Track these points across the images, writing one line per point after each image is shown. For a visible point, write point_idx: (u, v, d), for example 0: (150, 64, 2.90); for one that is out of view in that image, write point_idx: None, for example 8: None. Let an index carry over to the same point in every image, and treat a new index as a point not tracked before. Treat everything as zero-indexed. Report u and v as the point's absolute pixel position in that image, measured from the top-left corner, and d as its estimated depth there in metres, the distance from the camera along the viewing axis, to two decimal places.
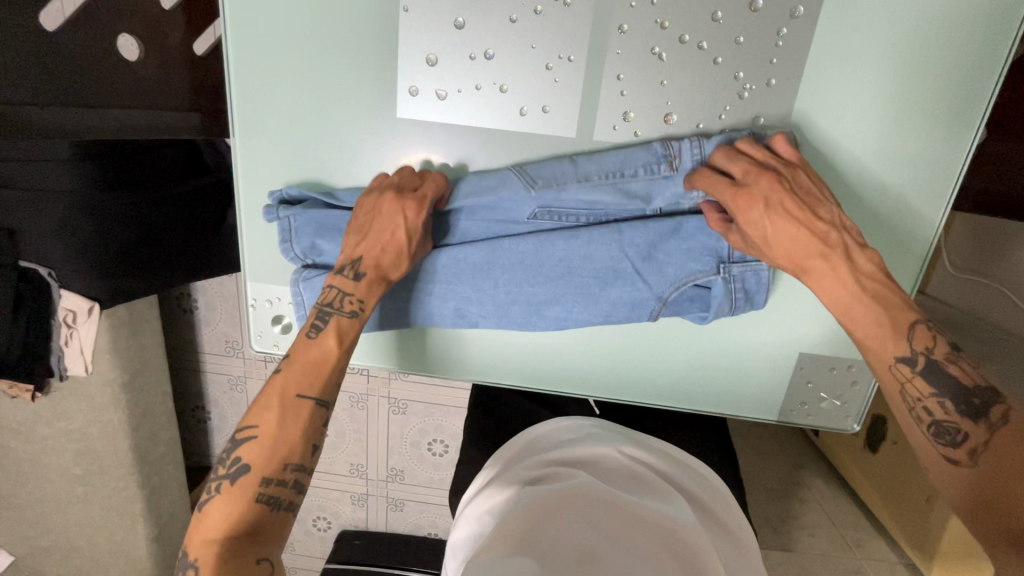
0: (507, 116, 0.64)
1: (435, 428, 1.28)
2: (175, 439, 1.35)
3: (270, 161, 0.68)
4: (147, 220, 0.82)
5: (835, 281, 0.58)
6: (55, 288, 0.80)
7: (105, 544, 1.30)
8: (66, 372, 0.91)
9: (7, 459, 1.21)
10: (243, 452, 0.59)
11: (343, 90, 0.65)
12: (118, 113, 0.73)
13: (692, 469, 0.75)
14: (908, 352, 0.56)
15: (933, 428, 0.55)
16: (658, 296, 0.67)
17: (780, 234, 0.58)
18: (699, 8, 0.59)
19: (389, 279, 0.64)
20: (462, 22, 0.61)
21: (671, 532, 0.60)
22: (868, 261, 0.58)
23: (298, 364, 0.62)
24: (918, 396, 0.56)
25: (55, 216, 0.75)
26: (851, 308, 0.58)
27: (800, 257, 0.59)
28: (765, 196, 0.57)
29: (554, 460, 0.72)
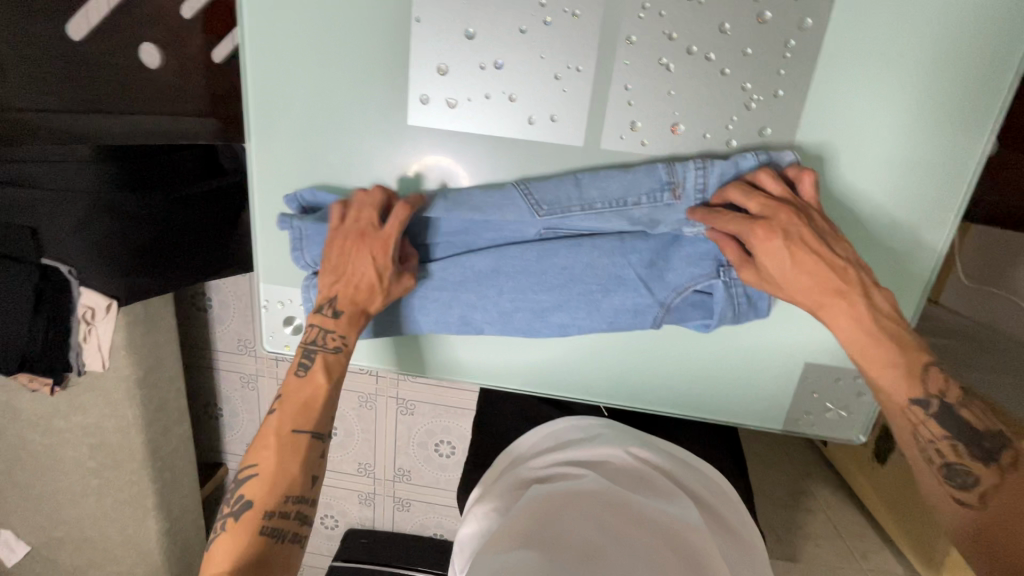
0: (516, 124, 0.65)
1: (442, 430, 1.30)
2: (187, 435, 1.38)
3: (283, 164, 0.70)
4: (169, 220, 0.84)
5: (850, 316, 0.58)
6: (77, 284, 0.83)
7: (118, 535, 1.34)
8: (83, 368, 0.92)
9: (26, 451, 1.25)
10: (246, 488, 0.61)
11: (355, 96, 0.66)
12: (137, 117, 0.77)
13: (702, 473, 0.78)
14: (923, 397, 0.57)
15: (946, 470, 0.57)
16: (661, 302, 0.67)
17: (797, 269, 0.58)
18: (708, 20, 0.59)
19: (369, 313, 0.66)
20: (472, 32, 0.62)
21: (675, 533, 0.63)
22: (883, 300, 0.59)
23: (292, 401, 0.65)
24: (930, 439, 0.57)
25: (76, 216, 0.76)
26: (868, 347, 0.58)
27: (815, 294, 0.59)
28: (785, 231, 0.57)
29: (562, 460, 0.75)
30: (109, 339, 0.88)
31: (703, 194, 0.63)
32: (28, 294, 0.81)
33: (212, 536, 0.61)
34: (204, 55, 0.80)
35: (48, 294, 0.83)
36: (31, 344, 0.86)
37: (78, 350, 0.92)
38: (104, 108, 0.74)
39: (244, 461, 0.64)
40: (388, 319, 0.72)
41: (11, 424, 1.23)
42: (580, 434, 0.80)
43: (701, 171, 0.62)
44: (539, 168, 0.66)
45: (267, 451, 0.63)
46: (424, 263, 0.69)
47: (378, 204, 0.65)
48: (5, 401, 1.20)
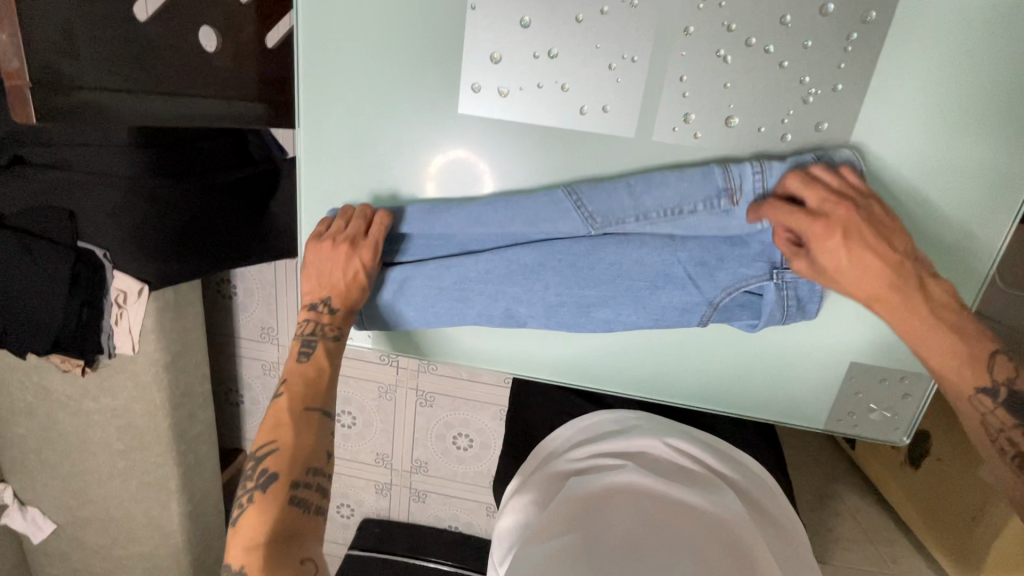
0: (566, 114, 0.64)
1: (461, 422, 1.30)
2: (210, 420, 1.40)
3: (332, 151, 0.70)
4: (194, 203, 0.95)
5: (908, 309, 0.58)
6: (110, 269, 0.94)
7: (141, 516, 1.36)
8: (112, 350, 1.03)
9: (55, 431, 1.27)
10: (267, 463, 0.61)
11: (408, 87, 0.66)
12: (195, 101, 0.66)
13: (743, 464, 0.77)
14: (989, 385, 0.57)
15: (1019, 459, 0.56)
16: (709, 301, 0.67)
17: (855, 262, 0.58)
18: (768, 12, 0.59)
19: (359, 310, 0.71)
20: (528, 21, 0.62)
21: (718, 524, 0.62)
22: (942, 293, 0.59)
23: (298, 380, 0.66)
24: (1000, 428, 0.57)
25: (113, 195, 0.88)
26: (931, 339, 0.58)
27: (872, 287, 0.58)
28: (845, 227, 0.57)
29: (599, 452, 0.76)
30: (138, 323, 0.98)
31: (762, 190, 0.62)
32: (65, 278, 0.89)
33: (232, 516, 0.59)
34: None
35: (83, 277, 0.92)
36: (66, 325, 0.93)
37: (109, 333, 1.02)
38: (166, 91, 0.64)
39: (257, 441, 0.63)
40: (432, 310, 0.72)
41: (41, 404, 1.25)
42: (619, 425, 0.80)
43: (760, 174, 0.62)
44: (587, 159, 0.66)
45: (283, 428, 0.63)
46: (471, 253, 0.69)
47: (364, 218, 0.68)
48: (37, 381, 1.22)
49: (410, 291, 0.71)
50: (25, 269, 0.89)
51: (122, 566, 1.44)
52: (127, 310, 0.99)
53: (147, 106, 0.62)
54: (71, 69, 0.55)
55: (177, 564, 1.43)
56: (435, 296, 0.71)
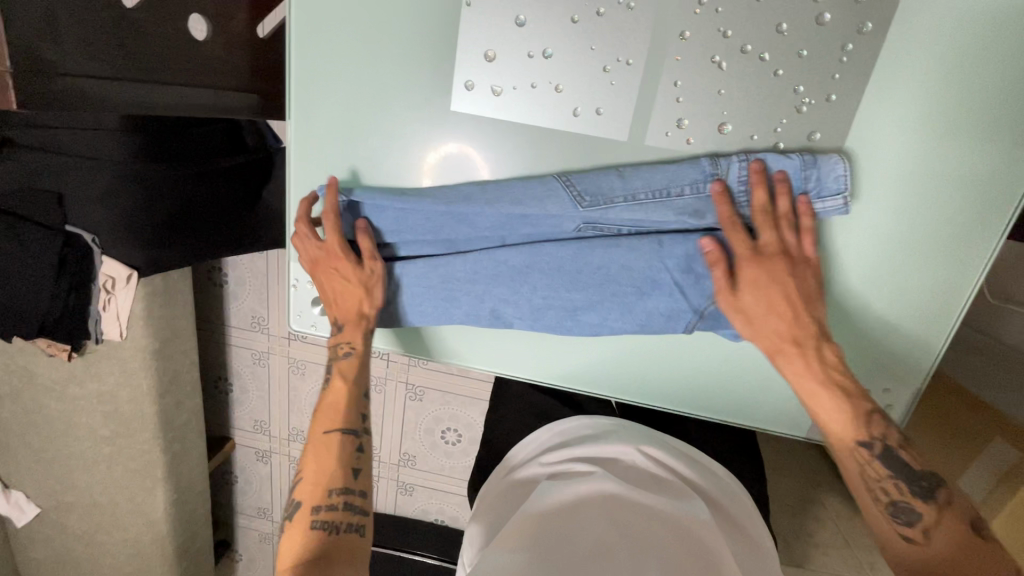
0: (560, 116, 0.64)
1: (449, 417, 1.31)
2: (198, 408, 1.41)
3: (322, 144, 0.70)
4: (186, 193, 0.96)
5: (802, 364, 0.61)
6: (98, 254, 0.93)
7: (125, 502, 1.38)
8: (101, 337, 1.03)
9: (41, 416, 1.29)
10: (295, 491, 0.65)
11: (400, 80, 0.65)
12: (183, 89, 0.65)
13: (714, 473, 0.81)
14: (866, 439, 0.59)
15: (891, 509, 0.58)
16: (697, 309, 0.66)
17: (767, 308, 0.61)
18: (764, 20, 0.58)
19: (365, 313, 0.70)
20: (523, 20, 0.61)
21: (688, 530, 0.65)
22: (835, 357, 0.61)
23: (321, 406, 0.69)
24: (876, 479, 0.59)
25: (102, 183, 0.89)
26: (816, 392, 0.61)
27: (774, 340, 0.62)
28: (770, 272, 0.60)
29: (571, 457, 0.80)
30: (127, 309, 0.98)
31: (745, 186, 0.62)
32: (52, 262, 0.89)
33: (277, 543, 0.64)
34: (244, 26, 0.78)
35: (70, 262, 0.91)
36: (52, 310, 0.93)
37: (97, 319, 1.01)
38: (154, 78, 0.62)
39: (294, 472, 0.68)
40: (420, 309, 0.72)
41: (28, 388, 1.26)
42: (595, 430, 0.85)
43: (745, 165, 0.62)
44: (579, 163, 0.66)
45: (310, 455, 0.67)
46: (460, 252, 0.69)
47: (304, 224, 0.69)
48: (22, 366, 1.23)
49: (399, 289, 0.72)
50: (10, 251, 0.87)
51: (108, 549, 1.47)
52: (116, 296, 0.99)
53: (138, 93, 0.61)
54: (57, 54, 0.53)
55: (162, 549, 1.45)
56: (423, 298, 0.71)
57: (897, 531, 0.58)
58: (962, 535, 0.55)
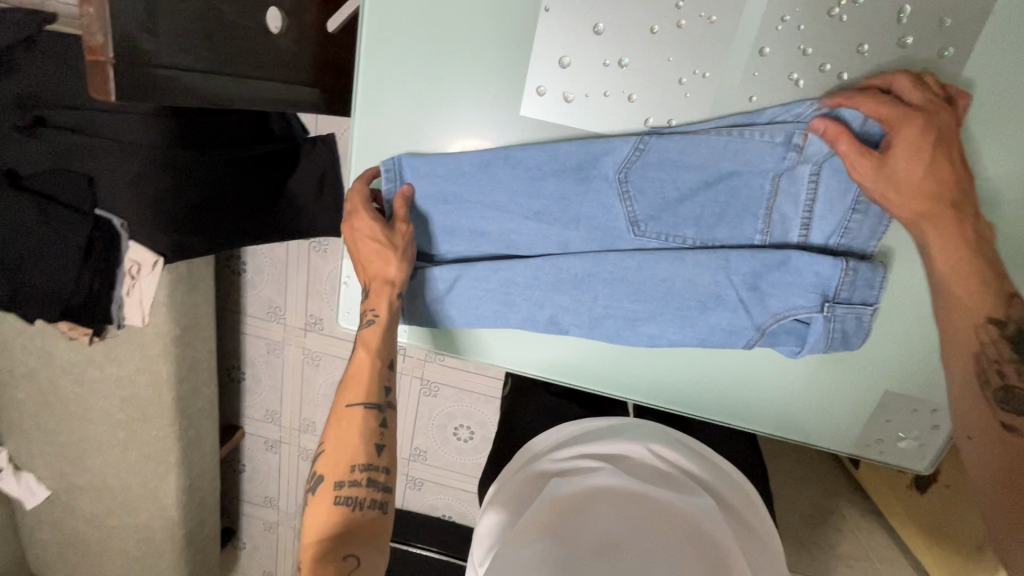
0: (631, 125, 0.64)
1: (464, 414, 1.32)
2: (213, 396, 1.41)
3: (387, 138, 0.69)
4: (215, 177, 1.01)
5: (948, 231, 0.58)
6: (125, 238, 1.01)
7: (137, 485, 1.40)
8: (122, 319, 1.11)
9: (58, 398, 1.31)
10: (317, 465, 0.66)
11: (473, 78, 0.65)
12: (262, 84, 0.66)
13: (722, 468, 0.85)
14: (1002, 316, 0.58)
15: (1002, 393, 0.57)
16: (757, 326, 0.66)
17: (921, 175, 0.57)
18: (846, 40, 0.58)
19: (389, 280, 0.69)
20: (601, 28, 0.61)
21: (691, 526, 0.72)
22: (987, 229, 0.59)
23: (347, 380, 0.69)
24: (996, 358, 0.58)
25: (135, 167, 0.95)
26: (961, 263, 0.58)
27: (924, 207, 0.58)
28: (941, 134, 0.56)
29: (581, 453, 0.84)
30: (150, 293, 1.07)
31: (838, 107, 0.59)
32: (80, 244, 0.97)
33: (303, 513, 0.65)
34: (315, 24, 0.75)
35: (98, 245, 0.99)
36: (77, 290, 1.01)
37: (120, 302, 1.09)
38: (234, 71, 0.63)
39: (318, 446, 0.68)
40: (476, 312, 0.72)
41: (46, 370, 1.28)
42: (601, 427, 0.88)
43: (815, 175, 0.62)
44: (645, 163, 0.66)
45: (332, 428, 0.67)
46: (518, 257, 0.70)
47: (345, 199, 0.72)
48: (41, 347, 1.25)
49: (460, 290, 0.72)
50: (42, 234, 0.95)
51: (117, 530, 1.49)
52: (140, 281, 1.07)
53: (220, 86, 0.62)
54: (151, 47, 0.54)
55: (170, 533, 1.47)
56: (482, 302, 0.71)
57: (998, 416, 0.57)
58: None
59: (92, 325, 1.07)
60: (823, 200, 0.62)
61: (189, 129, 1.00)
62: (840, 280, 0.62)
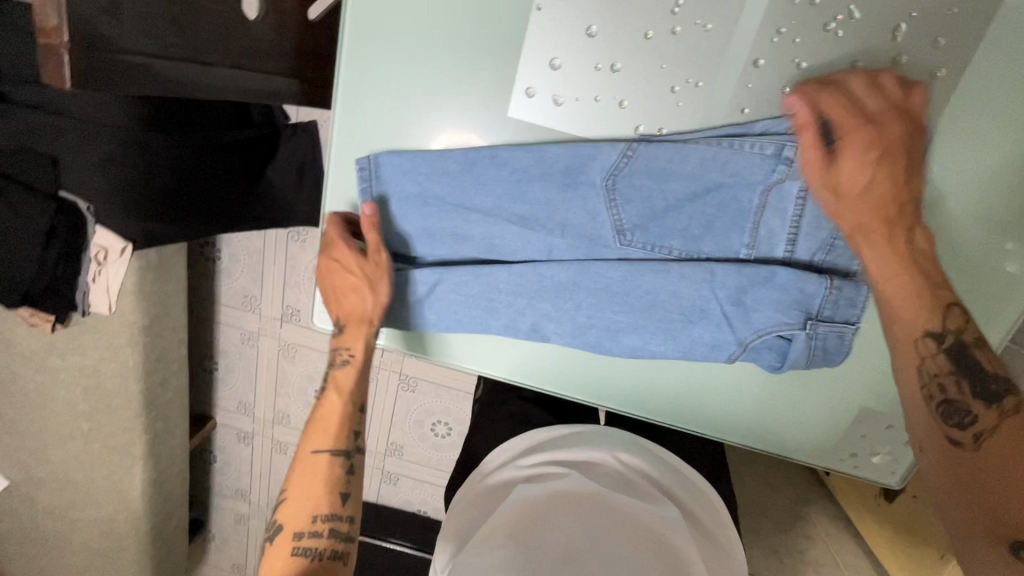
0: (620, 131, 0.62)
1: (441, 411, 1.31)
2: (183, 387, 1.37)
3: (368, 133, 0.66)
4: (186, 162, 0.97)
5: (887, 244, 0.58)
6: (91, 224, 0.96)
7: (100, 477, 1.36)
8: (88, 304, 1.06)
9: (17, 385, 1.26)
10: (279, 513, 0.69)
11: (459, 75, 0.63)
12: (232, 72, 0.67)
13: (687, 478, 0.86)
14: (939, 328, 0.57)
15: (943, 408, 0.56)
16: (740, 340, 0.65)
17: (866, 180, 0.57)
18: (840, 57, 0.58)
19: (368, 319, 0.71)
20: (594, 31, 0.59)
21: (657, 534, 0.72)
22: (924, 240, 0.58)
23: (314, 426, 0.72)
24: (934, 372, 0.57)
25: (102, 149, 0.90)
26: (895, 269, 0.58)
27: (863, 211, 0.58)
28: (886, 147, 0.56)
29: (548, 460, 0.83)
30: (117, 280, 1.01)
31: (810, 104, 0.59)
32: (42, 229, 0.93)
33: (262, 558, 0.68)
34: (298, 11, 0.71)
35: (62, 230, 0.95)
36: (43, 275, 0.98)
37: (86, 288, 1.04)
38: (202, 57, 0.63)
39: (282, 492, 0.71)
40: (456, 317, 0.70)
41: (4, 357, 1.23)
42: (571, 435, 0.88)
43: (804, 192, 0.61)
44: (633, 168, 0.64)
45: (297, 474, 0.70)
46: (502, 261, 0.68)
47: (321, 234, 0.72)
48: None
49: (439, 294, 0.70)
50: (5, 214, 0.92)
51: (79, 523, 1.44)
52: (107, 267, 1.02)
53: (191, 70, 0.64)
54: (109, 31, 0.54)
55: (135, 526, 1.43)
56: (462, 307, 0.70)
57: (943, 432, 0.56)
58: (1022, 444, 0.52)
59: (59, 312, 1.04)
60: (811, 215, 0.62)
61: (161, 110, 0.95)
62: (824, 298, 0.62)
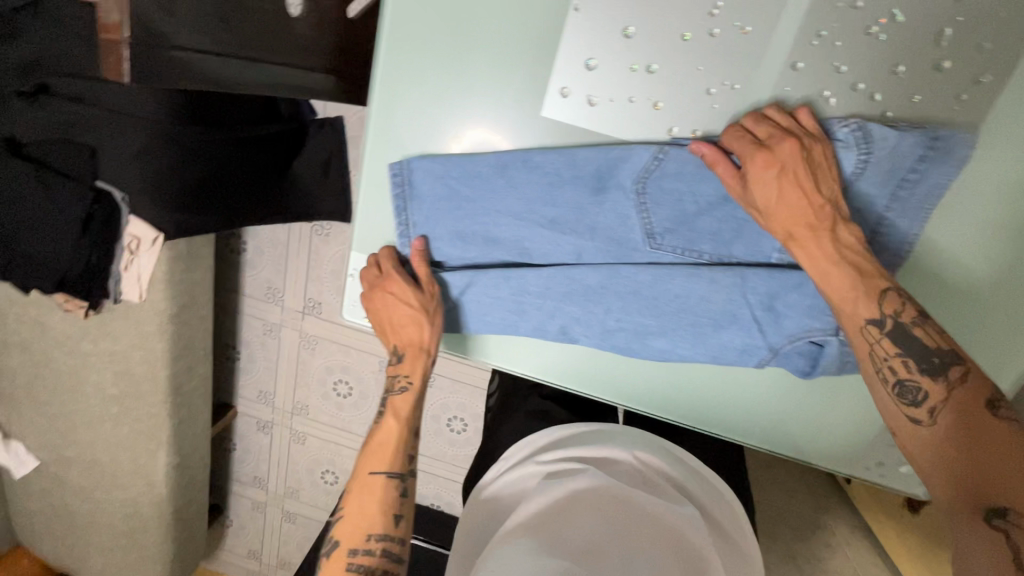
0: (654, 133, 0.62)
1: (457, 406, 1.32)
2: (207, 375, 1.40)
3: (402, 131, 0.67)
4: (217, 155, 1.00)
5: (817, 249, 0.58)
6: (126, 213, 0.99)
7: (126, 460, 1.39)
8: (118, 294, 1.10)
9: (50, 369, 1.30)
10: (336, 529, 0.75)
11: (494, 74, 0.63)
12: (276, 67, 0.71)
13: (704, 478, 0.86)
14: (879, 316, 0.57)
15: (897, 390, 0.57)
16: (770, 347, 0.65)
17: (781, 199, 0.58)
18: (882, 61, 0.57)
19: (425, 347, 0.75)
20: (631, 32, 0.59)
21: (676, 534, 0.72)
22: (850, 234, 0.58)
23: (372, 448, 0.78)
24: (885, 357, 0.57)
25: (137, 141, 0.93)
26: (832, 274, 0.58)
27: (790, 225, 0.59)
28: (784, 160, 0.56)
29: (568, 456, 0.83)
30: (148, 270, 1.05)
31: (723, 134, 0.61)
32: (79, 216, 0.94)
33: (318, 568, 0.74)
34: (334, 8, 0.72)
35: (98, 219, 0.97)
36: (74, 263, 0.99)
37: (118, 277, 1.07)
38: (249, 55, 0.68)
39: (338, 507, 0.78)
40: (486, 318, 0.72)
41: (39, 341, 1.27)
42: (588, 432, 0.88)
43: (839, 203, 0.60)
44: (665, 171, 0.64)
45: (353, 492, 0.76)
46: (531, 261, 0.69)
47: (373, 264, 0.73)
48: (35, 317, 1.23)
49: (472, 296, 0.72)
50: (40, 202, 0.93)
51: (105, 504, 1.48)
52: (138, 257, 1.05)
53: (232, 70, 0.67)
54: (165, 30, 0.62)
55: (158, 510, 1.47)
56: (494, 309, 0.71)
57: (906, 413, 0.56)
58: (973, 415, 0.53)
59: (89, 300, 1.06)
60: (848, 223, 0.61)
61: (194, 103, 0.97)
62: None
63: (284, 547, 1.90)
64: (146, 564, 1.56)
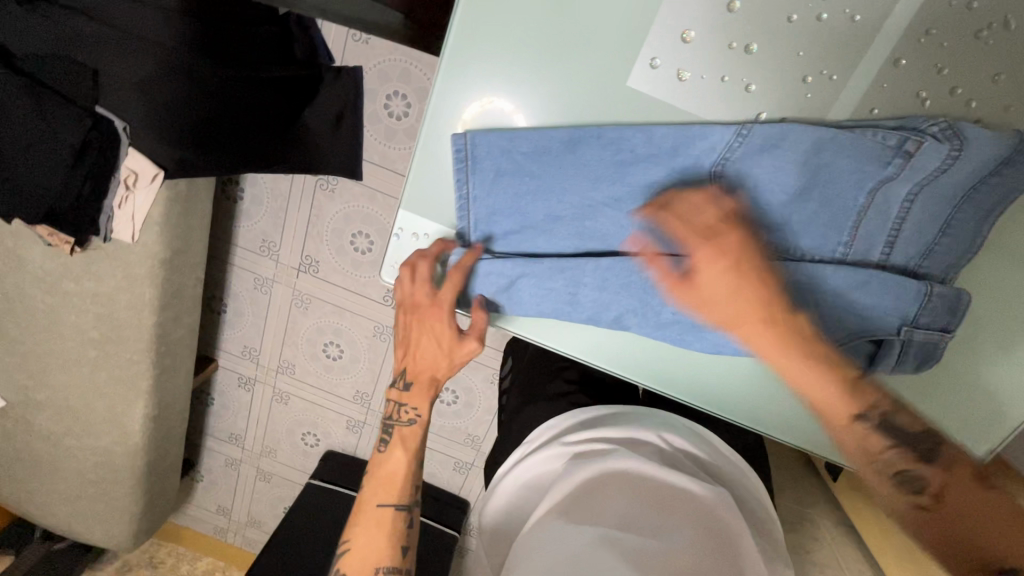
0: (742, 116, 0.60)
1: (450, 379, 1.30)
2: (195, 326, 1.33)
3: (473, 84, 0.63)
4: (232, 94, 0.92)
5: (772, 343, 0.61)
6: (124, 146, 0.91)
7: (102, 407, 1.32)
8: (110, 232, 1.02)
9: (25, 305, 1.21)
10: (343, 561, 0.78)
11: (584, 34, 0.60)
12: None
13: (734, 465, 0.85)
14: (854, 405, 0.61)
15: (899, 480, 0.62)
16: (828, 344, 0.65)
17: (727, 295, 0.61)
18: (984, 67, 0.56)
19: (437, 378, 0.79)
20: (736, 6, 0.56)
21: (709, 513, 0.69)
22: (803, 322, 0.61)
23: (378, 481, 0.80)
24: (879, 451, 0.62)
25: (144, 67, 0.85)
26: (792, 365, 0.61)
27: (739, 321, 0.62)
28: (731, 255, 0.60)
29: (594, 437, 0.81)
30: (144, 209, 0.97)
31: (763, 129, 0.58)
32: (74, 143, 0.86)
33: None
34: None
35: (93, 148, 0.89)
36: (64, 194, 0.91)
37: (109, 214, 0.99)
38: None
39: (343, 537, 0.80)
40: (539, 309, 0.70)
41: (13, 274, 1.17)
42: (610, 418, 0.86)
43: (909, 203, 0.59)
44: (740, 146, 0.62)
45: (359, 526, 0.79)
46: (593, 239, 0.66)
47: (423, 279, 0.70)
48: (11, 249, 1.14)
49: (521, 289, 0.69)
50: (28, 122, 0.84)
51: (74, 452, 1.41)
52: (134, 194, 0.97)
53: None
54: None
55: (133, 461, 1.41)
56: (546, 297, 0.68)
57: (911, 504, 0.61)
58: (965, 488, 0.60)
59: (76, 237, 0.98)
60: (920, 226, 0.60)
61: (210, 35, 0.89)
62: (920, 306, 0.61)
63: (255, 506, 1.86)
64: (113, 515, 1.50)
